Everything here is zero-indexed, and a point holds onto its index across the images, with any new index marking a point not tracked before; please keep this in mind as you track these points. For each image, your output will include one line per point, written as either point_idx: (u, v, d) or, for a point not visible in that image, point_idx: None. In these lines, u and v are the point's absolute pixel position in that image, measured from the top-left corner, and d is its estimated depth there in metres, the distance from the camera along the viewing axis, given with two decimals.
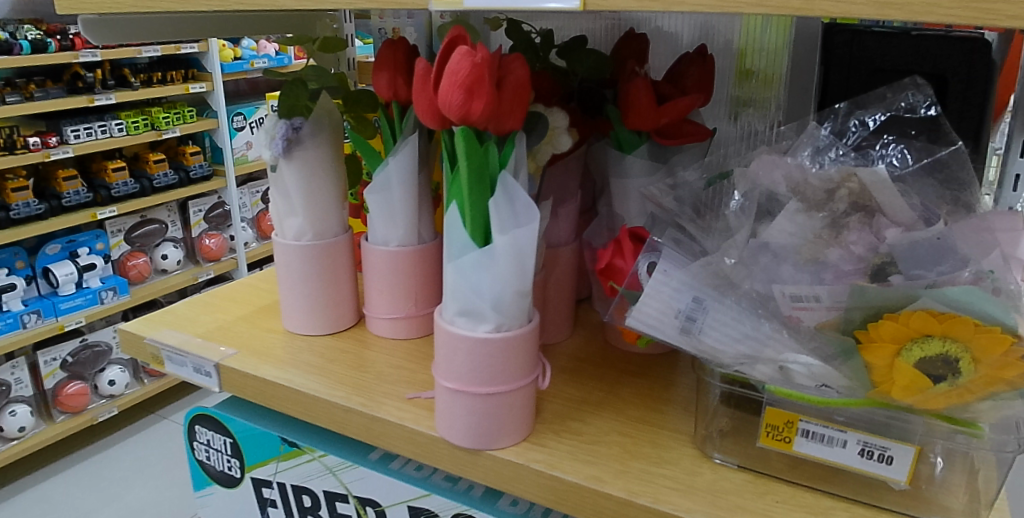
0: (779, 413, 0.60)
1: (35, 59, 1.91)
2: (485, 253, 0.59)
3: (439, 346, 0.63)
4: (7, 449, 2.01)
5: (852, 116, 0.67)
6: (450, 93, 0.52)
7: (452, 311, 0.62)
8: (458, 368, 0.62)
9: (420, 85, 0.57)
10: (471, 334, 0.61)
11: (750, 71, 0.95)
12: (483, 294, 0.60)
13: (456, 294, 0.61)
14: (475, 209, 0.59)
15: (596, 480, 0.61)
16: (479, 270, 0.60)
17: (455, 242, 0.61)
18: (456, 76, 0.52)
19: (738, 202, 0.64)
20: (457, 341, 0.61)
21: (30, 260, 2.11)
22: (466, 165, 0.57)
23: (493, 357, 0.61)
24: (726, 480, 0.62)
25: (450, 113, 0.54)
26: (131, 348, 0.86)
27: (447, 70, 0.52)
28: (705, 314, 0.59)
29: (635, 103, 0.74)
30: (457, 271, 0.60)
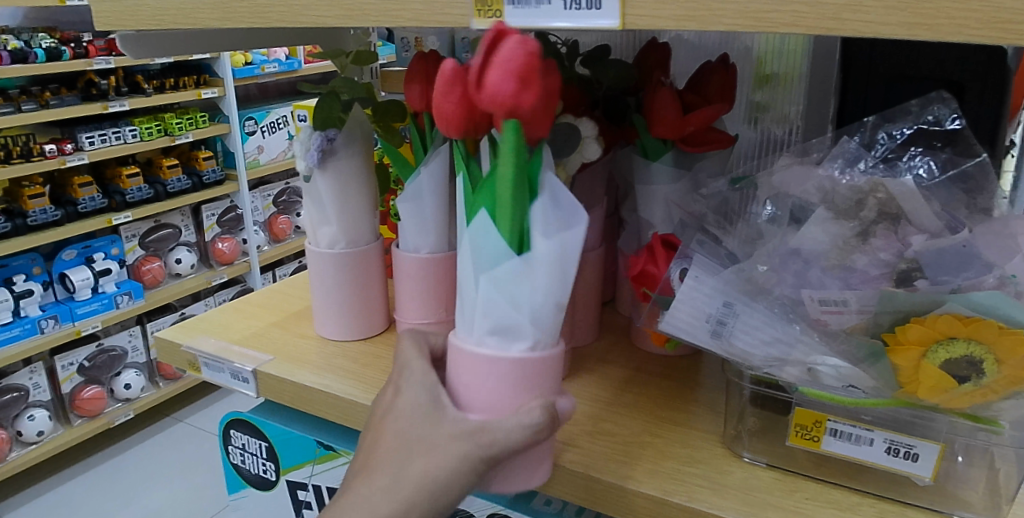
0: (807, 413, 0.62)
1: (50, 67, 1.93)
2: (524, 260, 0.56)
3: (460, 371, 0.62)
4: (25, 453, 2.03)
5: (879, 129, 0.69)
6: (500, 83, 0.49)
7: (483, 330, 0.60)
8: (487, 395, 0.60)
9: (445, 81, 0.55)
10: (507, 354, 0.59)
11: (770, 75, 0.98)
12: (521, 307, 0.58)
13: (491, 312, 0.59)
14: (510, 211, 0.55)
15: (630, 479, 0.62)
16: (515, 282, 0.57)
17: (489, 249, 0.57)
18: (507, 64, 0.48)
19: (769, 212, 0.66)
20: (488, 362, 0.60)
21: (47, 267, 2.14)
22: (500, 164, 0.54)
23: (527, 379, 0.60)
24: (756, 479, 0.64)
25: (491, 107, 0.50)
26: (167, 355, 0.88)
27: (497, 58, 0.48)
28: (735, 318, 0.61)
29: (660, 112, 0.76)
30: (490, 283, 0.58)
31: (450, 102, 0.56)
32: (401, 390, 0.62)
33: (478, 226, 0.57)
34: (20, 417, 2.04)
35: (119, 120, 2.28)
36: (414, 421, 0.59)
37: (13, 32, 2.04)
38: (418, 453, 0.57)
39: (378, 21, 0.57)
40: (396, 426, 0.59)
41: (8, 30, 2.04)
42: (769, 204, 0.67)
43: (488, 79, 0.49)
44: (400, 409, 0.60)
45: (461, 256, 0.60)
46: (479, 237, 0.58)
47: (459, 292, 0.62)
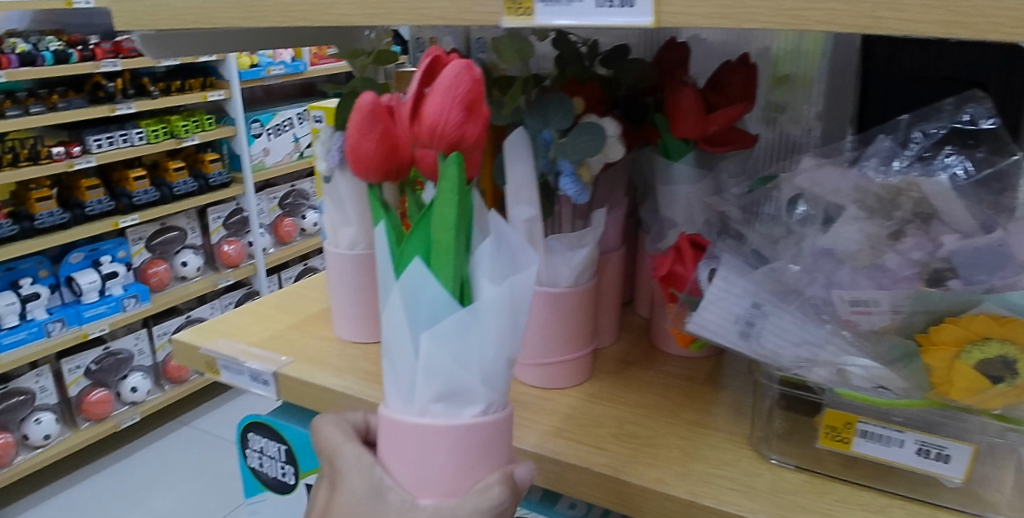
0: (838, 415, 0.62)
1: (58, 70, 1.92)
2: (472, 310, 0.50)
3: (398, 449, 0.53)
4: (32, 457, 2.03)
5: (914, 128, 0.67)
6: (441, 110, 0.47)
7: (424, 397, 0.51)
8: (433, 472, 0.52)
9: (366, 118, 0.53)
10: (457, 420, 0.51)
11: (785, 76, 0.98)
12: (471, 365, 0.50)
13: (433, 374, 0.50)
14: (452, 254, 0.50)
15: (658, 482, 0.62)
16: (463, 335, 0.50)
17: (427, 300, 0.51)
18: (449, 90, 0.47)
19: (803, 212, 0.65)
20: (436, 432, 0.52)
21: (54, 270, 2.13)
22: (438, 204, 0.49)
23: (481, 446, 0.52)
24: (785, 481, 0.63)
25: (430, 136, 0.48)
26: (184, 358, 0.88)
27: (439, 85, 0.47)
28: (764, 319, 0.62)
29: (682, 113, 0.75)
30: (432, 339, 0.50)
31: (368, 141, 0.53)
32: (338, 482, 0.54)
33: (412, 276, 0.50)
34: (27, 421, 2.03)
35: (125, 123, 2.27)
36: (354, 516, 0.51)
37: (19, 35, 2.03)
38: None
39: (403, 20, 0.56)
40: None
41: (15, 33, 2.04)
42: (802, 201, 0.66)
43: (427, 107, 0.48)
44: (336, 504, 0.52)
45: (390, 314, 0.52)
46: (414, 289, 0.51)
47: (387, 358, 0.53)
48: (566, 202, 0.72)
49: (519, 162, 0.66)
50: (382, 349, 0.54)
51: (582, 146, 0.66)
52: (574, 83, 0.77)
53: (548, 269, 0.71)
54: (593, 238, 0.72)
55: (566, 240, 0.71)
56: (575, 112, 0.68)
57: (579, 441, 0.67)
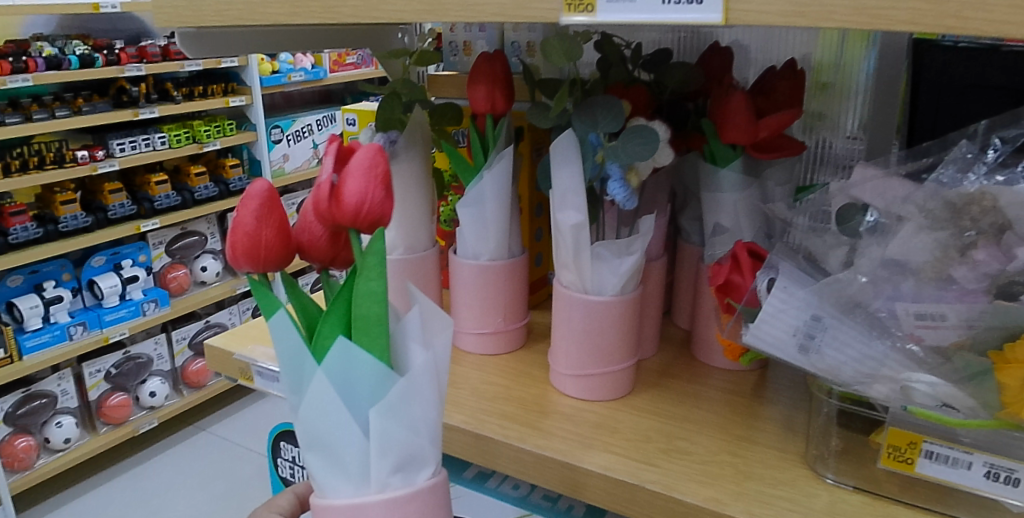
0: (901, 434, 0.59)
1: (84, 74, 1.92)
2: (408, 381, 0.51)
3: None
4: (53, 460, 2.02)
5: (992, 135, 0.64)
6: (363, 192, 0.47)
7: (382, 472, 0.52)
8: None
9: (264, 206, 0.50)
10: (414, 487, 0.53)
11: (826, 84, 0.95)
12: (419, 429, 0.52)
13: (388, 447, 0.51)
14: (380, 326, 0.51)
15: (714, 501, 0.59)
16: (407, 405, 0.51)
17: (361, 378, 0.51)
18: (366, 171, 0.47)
19: (871, 221, 0.63)
20: (393, 506, 0.52)
21: (76, 273, 2.13)
22: (362, 279, 0.50)
23: (438, 507, 0.54)
24: (844, 503, 0.60)
25: (352, 217, 0.48)
26: (219, 364, 0.87)
27: (354, 168, 0.47)
28: (824, 332, 0.59)
29: (731, 117, 0.73)
30: (381, 415, 0.50)
31: (269, 227, 0.50)
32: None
33: (342, 358, 0.50)
34: (48, 423, 2.03)
35: (148, 127, 2.27)
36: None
37: (46, 40, 2.04)
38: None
39: (456, 18, 0.55)
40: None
41: (42, 37, 2.04)
42: (871, 207, 0.64)
43: (344, 188, 0.47)
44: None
45: (319, 405, 0.50)
46: (344, 370, 0.51)
47: (318, 450, 0.52)
48: (612, 207, 0.71)
49: (566, 166, 0.66)
50: (307, 441, 0.52)
51: (633, 150, 0.65)
52: (621, 85, 0.75)
53: (594, 276, 0.69)
54: (642, 245, 0.69)
55: (613, 247, 0.69)
56: (624, 115, 0.66)
57: (628, 457, 0.65)
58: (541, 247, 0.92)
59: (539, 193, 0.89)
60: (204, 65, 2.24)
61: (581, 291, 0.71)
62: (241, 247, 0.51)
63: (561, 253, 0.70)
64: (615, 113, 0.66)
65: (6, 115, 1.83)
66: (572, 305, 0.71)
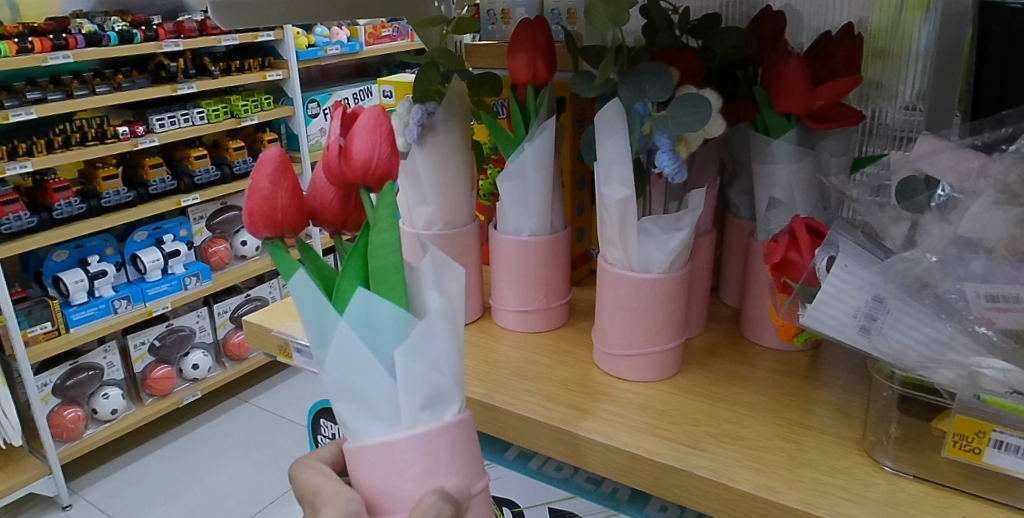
0: (969, 422, 0.55)
1: (123, 50, 1.93)
2: (428, 322, 0.51)
3: (389, 470, 0.53)
4: (100, 431, 2.07)
5: None
6: (372, 146, 0.52)
7: (409, 409, 0.52)
8: (438, 476, 0.53)
9: (278, 171, 0.52)
10: (442, 423, 0.53)
11: (883, 51, 0.89)
12: (442, 368, 0.53)
13: (414, 385, 0.51)
14: (396, 274, 0.52)
15: (767, 489, 0.57)
16: (428, 344, 0.51)
17: (381, 324, 0.51)
18: (372, 127, 0.52)
19: (942, 196, 0.60)
20: (419, 442, 0.52)
21: (119, 248, 2.17)
22: (376, 230, 0.52)
23: (462, 444, 0.54)
24: (904, 492, 0.57)
25: (362, 173, 0.52)
26: (256, 340, 0.87)
27: (363, 125, 0.52)
28: (887, 314, 0.55)
29: (788, 85, 0.69)
30: (404, 355, 0.51)
31: (284, 191, 0.53)
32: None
33: (362, 307, 0.51)
34: (95, 395, 2.07)
35: (187, 102, 2.28)
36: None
37: (85, 16, 2.05)
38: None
39: None
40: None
41: (82, 14, 2.05)
42: (941, 181, 0.60)
43: (353, 146, 0.52)
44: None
45: (343, 355, 0.51)
46: (364, 318, 0.51)
47: (346, 397, 0.53)
48: (660, 181, 0.67)
49: (612, 138, 0.63)
50: (335, 389, 0.53)
51: (683, 120, 0.61)
52: (668, 52, 0.71)
53: (641, 254, 0.67)
54: (691, 220, 0.66)
55: (661, 222, 0.65)
56: (673, 83, 0.63)
57: (675, 441, 0.62)
58: (583, 223, 0.90)
59: (581, 166, 0.86)
60: (240, 39, 2.24)
61: (627, 268, 0.68)
62: (259, 213, 0.53)
63: (606, 229, 0.68)
64: (664, 84, 0.62)
65: (48, 91, 1.84)
66: (617, 282, 0.68)
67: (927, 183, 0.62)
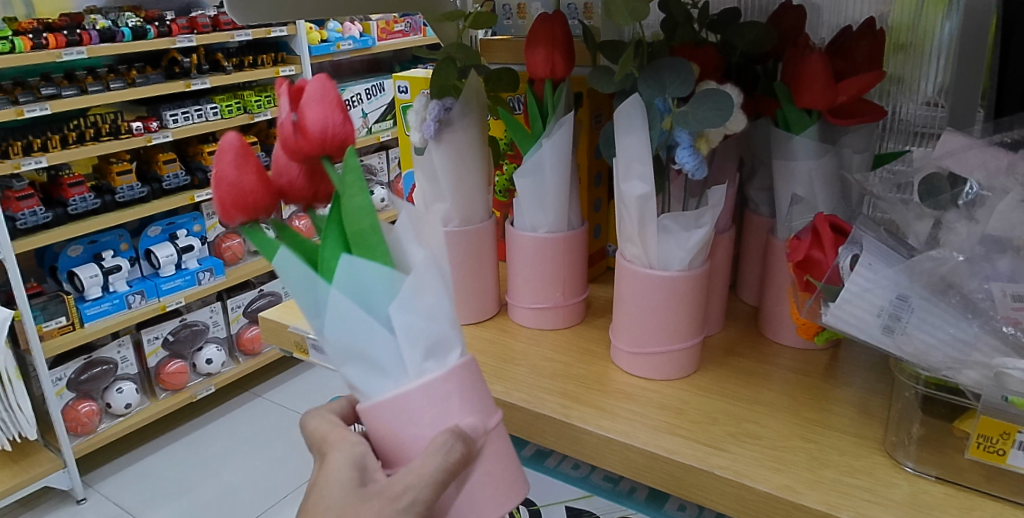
0: (994, 424, 0.54)
1: (136, 46, 1.93)
2: (416, 274, 0.50)
3: (403, 422, 0.52)
4: (115, 425, 2.08)
5: None
6: (326, 115, 0.49)
7: (413, 360, 0.52)
8: (451, 417, 0.52)
9: (240, 154, 0.49)
10: (447, 369, 0.52)
11: (904, 44, 0.88)
12: (438, 317, 0.52)
13: (414, 337, 0.51)
14: (374, 234, 0.50)
15: (789, 490, 0.56)
16: (421, 294, 0.50)
17: (371, 286, 0.50)
18: (323, 94, 0.49)
19: (971, 193, 0.60)
20: (427, 388, 0.52)
21: (133, 243, 2.18)
22: (345, 196, 0.50)
23: (469, 387, 0.53)
24: (926, 494, 0.56)
25: (321, 142, 0.49)
26: (273, 336, 0.89)
27: (311, 96, 0.49)
28: (912, 313, 0.54)
29: (809, 81, 0.68)
30: (400, 309, 0.50)
31: (249, 175, 0.50)
32: (324, 464, 0.51)
33: (350, 273, 0.49)
34: (110, 389, 2.09)
35: (200, 98, 2.29)
36: (344, 495, 0.48)
37: (100, 12, 2.05)
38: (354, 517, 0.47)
39: None
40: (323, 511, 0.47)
41: (96, 10, 2.06)
42: (968, 179, 0.60)
43: (307, 118, 0.49)
44: (320, 496, 0.48)
45: (340, 322, 0.50)
46: (356, 284, 0.49)
47: (351, 361, 0.52)
48: (679, 177, 0.67)
49: (631, 134, 0.62)
50: (337, 356, 0.51)
51: (704, 116, 0.61)
52: (688, 46, 0.70)
53: (660, 251, 0.66)
54: (711, 217, 0.65)
55: (682, 219, 0.65)
56: (694, 78, 0.62)
57: (694, 440, 0.62)
58: (600, 219, 0.89)
59: (598, 161, 0.86)
60: (253, 34, 2.24)
61: (645, 266, 0.67)
62: (229, 201, 0.49)
63: (625, 226, 0.67)
64: (685, 79, 0.61)
65: (63, 87, 1.85)
66: (637, 280, 0.68)
67: (952, 181, 0.62)
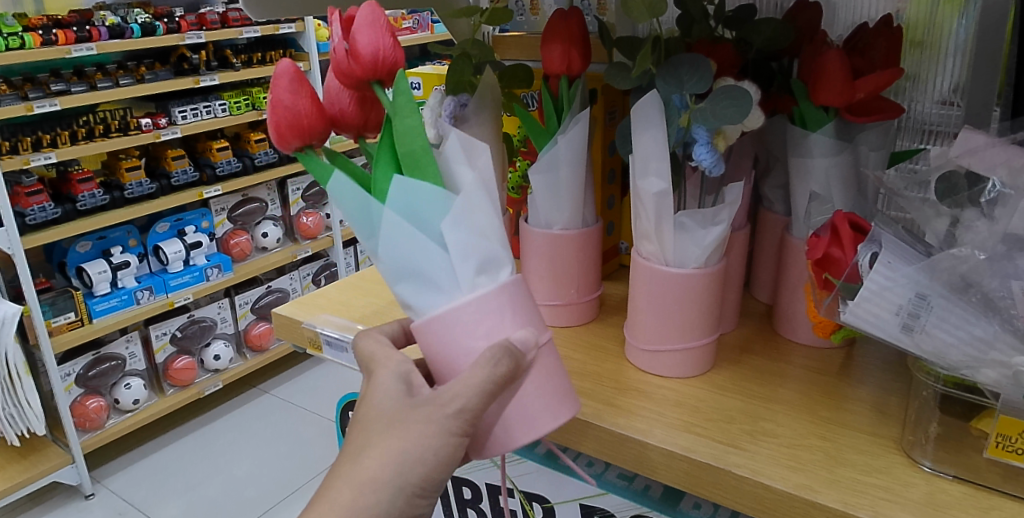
0: (1013, 422, 0.54)
1: (145, 42, 1.93)
2: (467, 195, 0.54)
3: (455, 339, 0.55)
4: (122, 421, 2.09)
5: None
6: (375, 41, 0.53)
7: (466, 275, 0.54)
8: (503, 329, 0.55)
9: (296, 80, 0.53)
10: (498, 283, 0.55)
11: (920, 42, 0.87)
12: (488, 234, 0.55)
13: (466, 252, 0.54)
14: (425, 154, 0.54)
15: (806, 489, 0.56)
16: (471, 212, 0.54)
17: (426, 203, 0.53)
18: (372, 19, 0.53)
19: (993, 192, 0.59)
20: (478, 302, 0.54)
21: (142, 239, 2.19)
22: (398, 117, 0.53)
23: (517, 304, 0.56)
24: (944, 494, 0.56)
25: (371, 67, 0.54)
26: (286, 332, 0.89)
27: (360, 23, 0.53)
28: (931, 312, 0.54)
29: (826, 78, 0.67)
30: (451, 224, 0.53)
31: (304, 99, 0.54)
32: (372, 378, 0.54)
33: (401, 192, 0.53)
34: (118, 385, 2.09)
35: (209, 94, 2.29)
36: (395, 405, 0.51)
37: (109, 8, 2.05)
38: (403, 424, 0.50)
39: None
40: (375, 417, 0.51)
41: (105, 6, 2.06)
42: (990, 177, 0.59)
43: (358, 43, 0.53)
44: (372, 405, 0.52)
45: (394, 239, 0.53)
46: (409, 202, 0.53)
47: (405, 278, 0.55)
48: (695, 173, 0.68)
49: (648, 130, 0.62)
50: (393, 273, 0.55)
51: (722, 113, 0.60)
52: (706, 43, 0.70)
53: (677, 248, 0.66)
54: (728, 215, 0.65)
55: (698, 216, 0.65)
56: (711, 75, 0.62)
57: (710, 439, 0.62)
58: (613, 216, 0.89)
59: (612, 158, 0.85)
60: (262, 31, 2.24)
61: (662, 263, 0.67)
62: (285, 125, 0.54)
63: (641, 223, 0.67)
64: (704, 75, 0.61)
65: (72, 83, 1.85)
66: (652, 276, 0.68)
67: (970, 180, 0.62)
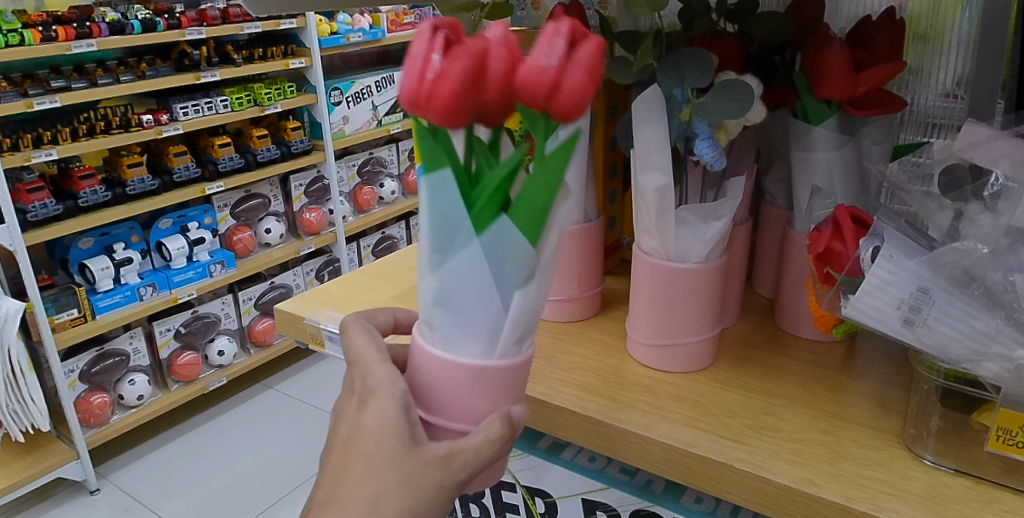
0: (1015, 416, 0.54)
1: (145, 38, 1.93)
2: (544, 272, 0.52)
3: (459, 394, 0.55)
4: (126, 417, 2.09)
5: None
6: (580, 90, 0.45)
7: (505, 343, 0.54)
8: (507, 401, 0.56)
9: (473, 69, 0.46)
10: (521, 358, 0.56)
11: (923, 35, 0.87)
12: (539, 307, 0.54)
13: (519, 322, 0.53)
14: (543, 214, 0.49)
15: (807, 483, 0.56)
16: (538, 288, 0.53)
17: (510, 255, 0.51)
18: (594, 63, 0.45)
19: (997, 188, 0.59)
20: (501, 376, 0.55)
21: (145, 236, 2.19)
22: (543, 169, 0.47)
23: (521, 378, 0.57)
24: (945, 487, 0.56)
25: (557, 112, 0.46)
26: (289, 328, 0.89)
27: (576, 61, 0.45)
28: (932, 305, 0.53)
29: (828, 71, 0.67)
30: (521, 295, 0.52)
31: (471, 92, 0.47)
32: (367, 407, 0.53)
33: (495, 237, 0.50)
34: (122, 381, 2.10)
35: (210, 90, 2.28)
36: (402, 454, 0.50)
37: (110, 5, 2.05)
38: (412, 477, 0.49)
39: None
40: (383, 458, 0.50)
41: (105, 2, 2.06)
42: (994, 169, 0.60)
43: (563, 82, 0.45)
44: (376, 436, 0.50)
45: (466, 270, 0.52)
46: (495, 246, 0.51)
47: (446, 306, 0.54)
48: (697, 168, 0.67)
49: (650, 124, 0.62)
50: (435, 296, 0.54)
51: (721, 106, 0.60)
52: (708, 37, 0.70)
53: (678, 243, 0.66)
54: (730, 209, 0.65)
55: (699, 211, 0.65)
56: (713, 69, 0.61)
57: (712, 433, 0.62)
58: (614, 211, 0.89)
59: (614, 152, 0.85)
60: (263, 27, 2.23)
61: (664, 258, 0.67)
62: (437, 103, 0.47)
63: (642, 217, 0.67)
64: (706, 68, 0.61)
65: (73, 79, 1.85)
66: (654, 271, 0.67)
67: (973, 173, 0.62)
